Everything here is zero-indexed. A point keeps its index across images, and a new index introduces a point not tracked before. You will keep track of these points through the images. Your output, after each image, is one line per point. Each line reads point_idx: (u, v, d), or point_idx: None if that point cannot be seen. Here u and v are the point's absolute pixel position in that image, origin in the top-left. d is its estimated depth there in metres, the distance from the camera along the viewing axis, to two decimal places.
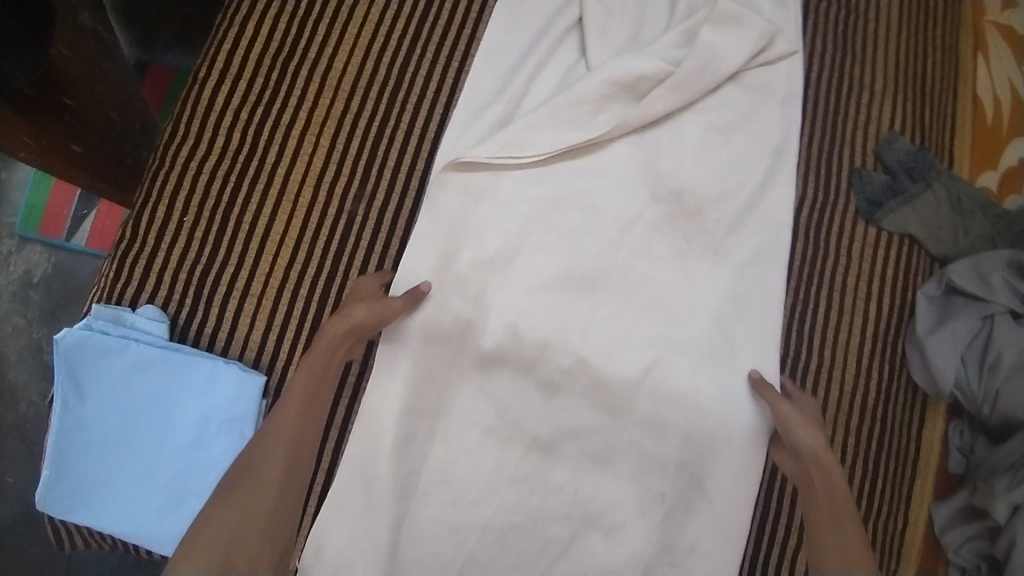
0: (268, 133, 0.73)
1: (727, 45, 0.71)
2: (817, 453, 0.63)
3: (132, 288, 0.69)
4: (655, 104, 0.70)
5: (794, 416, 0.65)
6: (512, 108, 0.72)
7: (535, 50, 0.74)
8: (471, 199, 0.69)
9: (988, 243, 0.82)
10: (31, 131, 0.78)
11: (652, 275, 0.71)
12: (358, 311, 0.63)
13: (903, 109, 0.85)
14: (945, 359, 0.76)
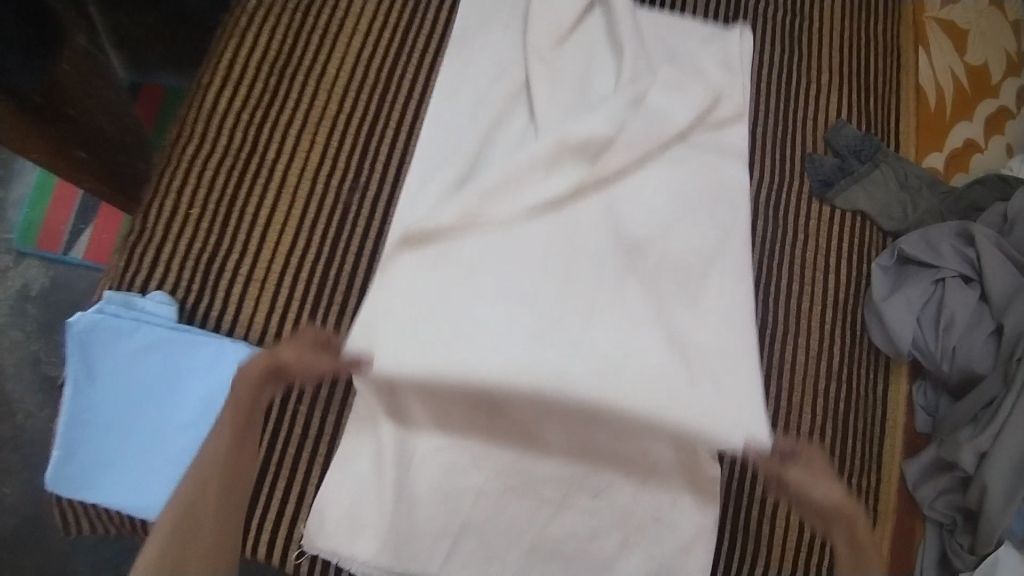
0: (268, 131, 0.79)
1: (675, 111, 0.67)
2: (839, 514, 0.58)
3: (142, 276, 0.73)
4: (613, 159, 0.63)
5: (810, 480, 0.59)
6: (470, 166, 0.64)
7: (484, 108, 0.69)
8: (428, 266, 0.60)
9: (936, 217, 0.89)
10: (42, 133, 0.83)
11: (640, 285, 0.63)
12: (286, 349, 0.61)
13: (848, 97, 0.94)
14: (903, 322, 0.81)
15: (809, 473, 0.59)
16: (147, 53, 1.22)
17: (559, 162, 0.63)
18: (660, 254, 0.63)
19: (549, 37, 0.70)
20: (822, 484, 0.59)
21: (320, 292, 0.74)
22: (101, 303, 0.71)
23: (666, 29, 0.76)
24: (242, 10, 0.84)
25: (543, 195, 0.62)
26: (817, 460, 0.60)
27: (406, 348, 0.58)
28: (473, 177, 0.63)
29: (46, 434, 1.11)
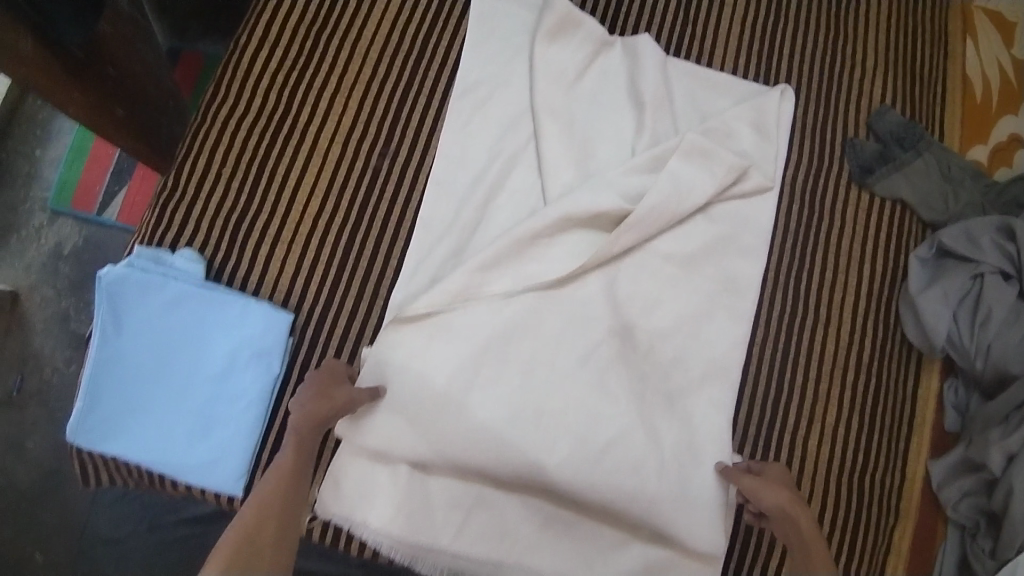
0: (302, 96, 0.78)
1: (695, 179, 0.76)
2: (791, 511, 0.65)
3: (172, 233, 0.74)
4: (625, 236, 0.73)
5: (773, 478, 0.68)
6: (467, 237, 0.74)
7: (502, 149, 0.77)
8: (425, 336, 0.71)
9: (978, 210, 0.86)
10: (81, 90, 0.84)
11: (640, 317, 0.74)
12: (341, 391, 0.66)
13: (893, 82, 0.90)
14: (938, 315, 0.78)
15: (771, 475, 0.69)
16: (186, 23, 1.22)
17: (555, 236, 0.74)
18: (633, 323, 0.74)
19: (560, 81, 0.79)
20: (778, 486, 0.67)
21: (346, 257, 0.74)
22: (130, 258, 0.71)
23: (698, 91, 0.83)
24: None
25: (538, 274, 0.73)
26: (782, 477, 0.69)
27: (427, 377, 0.70)
28: (471, 249, 0.73)
29: (72, 389, 1.14)
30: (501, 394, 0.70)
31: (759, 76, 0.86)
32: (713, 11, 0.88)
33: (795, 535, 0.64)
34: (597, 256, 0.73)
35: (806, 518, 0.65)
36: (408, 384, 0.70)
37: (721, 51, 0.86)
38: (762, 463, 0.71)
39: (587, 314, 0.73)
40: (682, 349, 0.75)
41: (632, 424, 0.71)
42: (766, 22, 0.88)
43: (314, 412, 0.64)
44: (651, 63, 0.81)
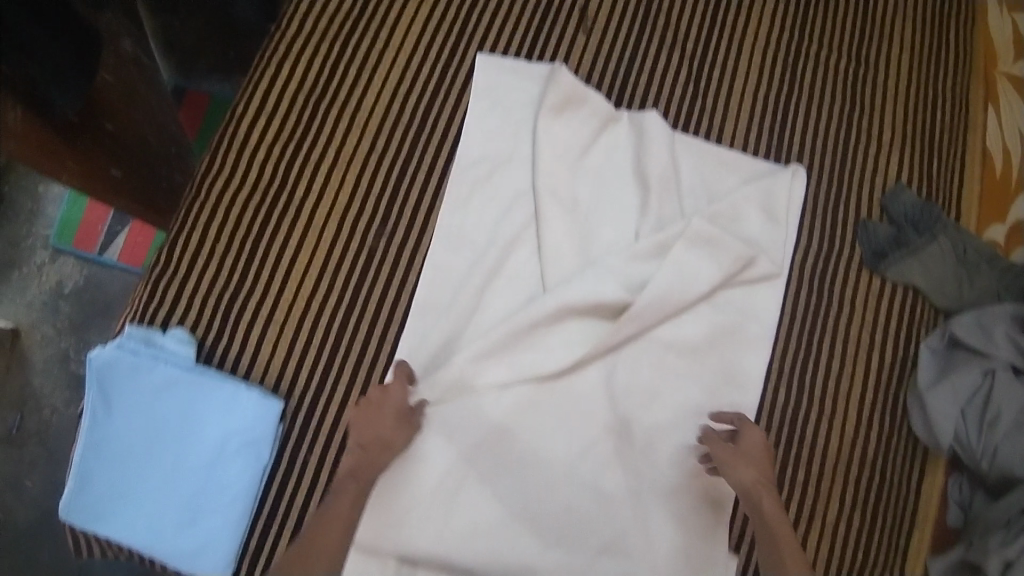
0: (299, 169, 0.76)
1: (699, 266, 0.74)
2: (760, 496, 0.67)
3: (164, 310, 0.72)
4: (626, 326, 0.72)
5: (753, 453, 0.69)
6: (463, 323, 0.72)
7: (501, 234, 0.75)
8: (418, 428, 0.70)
9: (993, 297, 0.83)
10: (73, 155, 0.82)
11: (639, 411, 0.73)
12: (399, 436, 0.67)
13: (911, 158, 0.87)
14: (945, 413, 0.77)
15: (750, 446, 0.69)
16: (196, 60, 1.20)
17: (554, 323, 0.72)
18: (631, 416, 0.73)
19: (565, 159, 0.77)
20: (752, 465, 0.68)
21: (337, 342, 0.72)
22: (122, 337, 0.70)
23: (707, 168, 0.80)
24: (281, 32, 0.79)
25: (537, 366, 0.71)
26: (761, 452, 0.69)
27: (424, 469, 0.69)
28: (467, 337, 0.71)
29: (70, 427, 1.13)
30: (500, 489, 0.70)
31: (771, 152, 0.83)
32: (725, 81, 0.85)
33: (760, 520, 0.67)
34: (595, 348, 0.71)
35: (771, 502, 0.67)
36: (408, 470, 0.69)
37: (732, 125, 0.84)
38: (744, 424, 0.70)
39: (585, 406, 0.72)
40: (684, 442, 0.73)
41: (628, 525, 0.70)
42: (778, 94, 0.85)
43: (366, 455, 0.66)
44: (658, 142, 0.78)
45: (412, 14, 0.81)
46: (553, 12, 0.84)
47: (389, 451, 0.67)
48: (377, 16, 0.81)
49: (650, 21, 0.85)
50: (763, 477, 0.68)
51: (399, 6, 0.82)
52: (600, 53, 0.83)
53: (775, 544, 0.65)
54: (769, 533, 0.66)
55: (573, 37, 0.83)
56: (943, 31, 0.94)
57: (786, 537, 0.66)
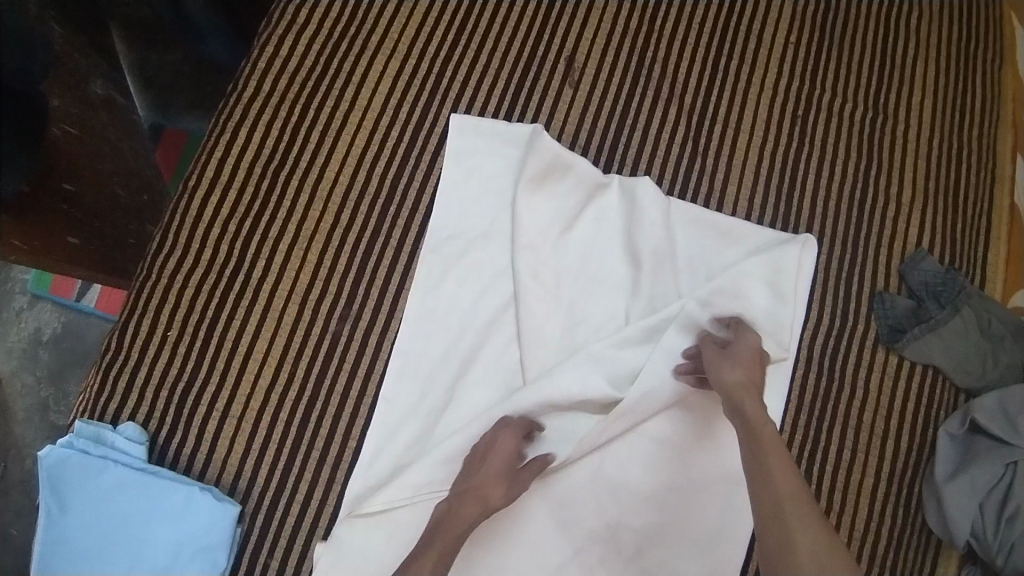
0: (256, 247, 0.70)
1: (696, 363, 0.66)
2: (739, 390, 0.61)
3: (115, 404, 0.68)
4: (609, 426, 0.64)
5: (742, 352, 0.64)
6: (433, 422, 0.67)
7: (478, 318, 0.69)
8: (385, 534, 0.64)
9: (1019, 375, 0.74)
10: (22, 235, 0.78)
11: (627, 514, 0.66)
12: (496, 491, 0.61)
13: (933, 219, 0.79)
14: (961, 508, 0.69)
15: (738, 346, 0.65)
16: (173, 96, 1.04)
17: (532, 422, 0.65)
18: (618, 520, 0.66)
19: (546, 233, 0.70)
20: (739, 366, 0.63)
21: (298, 439, 0.67)
22: (71, 436, 0.67)
23: (705, 239, 0.73)
24: (238, 95, 0.74)
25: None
26: (754, 360, 0.64)
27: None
28: (438, 436, 0.66)
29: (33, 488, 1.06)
30: None
31: (777, 217, 0.76)
32: (726, 138, 0.77)
33: (739, 417, 0.60)
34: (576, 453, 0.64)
35: (754, 404, 0.60)
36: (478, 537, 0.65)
37: (734, 187, 0.76)
38: (739, 326, 0.67)
39: (569, 509, 0.66)
40: (679, 539, 0.66)
41: None
42: (786, 150, 0.78)
43: (460, 502, 0.61)
44: (652, 214, 0.71)
45: (380, 71, 0.75)
46: (536, 66, 0.77)
47: (484, 504, 0.61)
48: (341, 74, 0.75)
49: (644, 73, 0.78)
50: (748, 376, 0.62)
51: (365, 62, 0.75)
52: (588, 111, 0.76)
53: (752, 437, 0.58)
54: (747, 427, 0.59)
55: (559, 92, 0.76)
56: (969, 73, 0.85)
57: (768, 434, 0.58)
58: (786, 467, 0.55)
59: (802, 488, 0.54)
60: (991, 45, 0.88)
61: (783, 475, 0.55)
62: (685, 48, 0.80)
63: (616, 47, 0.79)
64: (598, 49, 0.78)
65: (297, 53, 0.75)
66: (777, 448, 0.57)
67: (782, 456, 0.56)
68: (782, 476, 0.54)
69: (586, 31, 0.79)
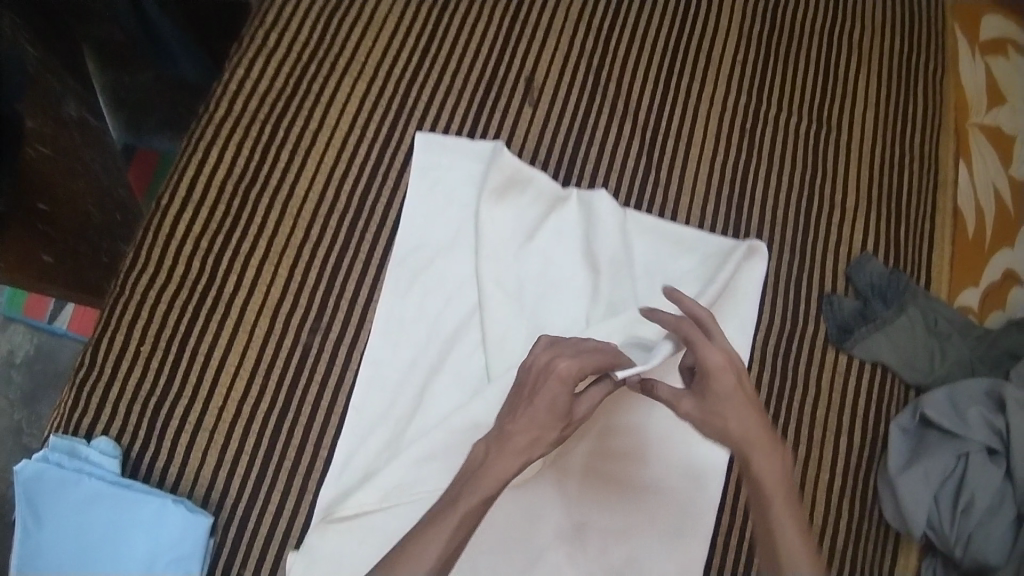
0: (227, 262, 0.72)
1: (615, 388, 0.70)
2: (744, 448, 0.58)
3: (89, 418, 0.69)
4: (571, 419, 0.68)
5: (729, 387, 0.59)
6: (402, 429, 0.68)
7: (444, 327, 0.72)
8: (355, 540, 0.65)
9: (966, 370, 0.79)
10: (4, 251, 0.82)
11: (593, 507, 0.69)
12: (552, 431, 0.56)
13: (878, 224, 0.83)
14: (917, 500, 0.71)
15: (716, 387, 0.59)
16: (144, 114, 1.07)
17: None
18: (583, 513, 0.69)
19: (508, 244, 0.73)
20: (728, 418, 0.58)
21: (270, 449, 0.68)
22: (46, 451, 0.68)
23: (661, 247, 0.76)
24: (209, 116, 0.76)
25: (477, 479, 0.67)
26: (736, 394, 0.59)
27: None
28: (406, 442, 0.67)
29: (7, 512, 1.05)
30: None
31: (730, 225, 0.79)
32: (680, 152, 0.81)
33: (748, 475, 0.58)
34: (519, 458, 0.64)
35: (761, 459, 0.58)
36: None
37: (687, 197, 0.79)
38: (700, 351, 0.59)
39: (535, 508, 0.68)
40: (650, 525, 0.69)
41: None
42: (737, 161, 0.81)
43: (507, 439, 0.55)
44: (609, 223, 0.74)
45: (348, 91, 0.78)
46: (497, 85, 0.80)
47: (535, 446, 0.55)
48: (310, 94, 0.77)
49: (600, 90, 0.82)
50: (750, 418, 0.58)
51: (333, 82, 0.78)
52: (547, 127, 0.79)
53: (762, 495, 0.57)
54: (758, 488, 0.57)
55: (520, 110, 0.80)
56: (910, 85, 0.90)
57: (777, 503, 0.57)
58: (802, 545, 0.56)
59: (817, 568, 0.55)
60: (932, 58, 0.93)
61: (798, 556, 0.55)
62: (640, 68, 0.83)
63: (573, 66, 0.82)
64: (556, 68, 0.82)
65: (267, 76, 0.77)
66: (787, 493, 0.58)
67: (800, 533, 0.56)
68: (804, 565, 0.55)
69: (545, 51, 0.82)
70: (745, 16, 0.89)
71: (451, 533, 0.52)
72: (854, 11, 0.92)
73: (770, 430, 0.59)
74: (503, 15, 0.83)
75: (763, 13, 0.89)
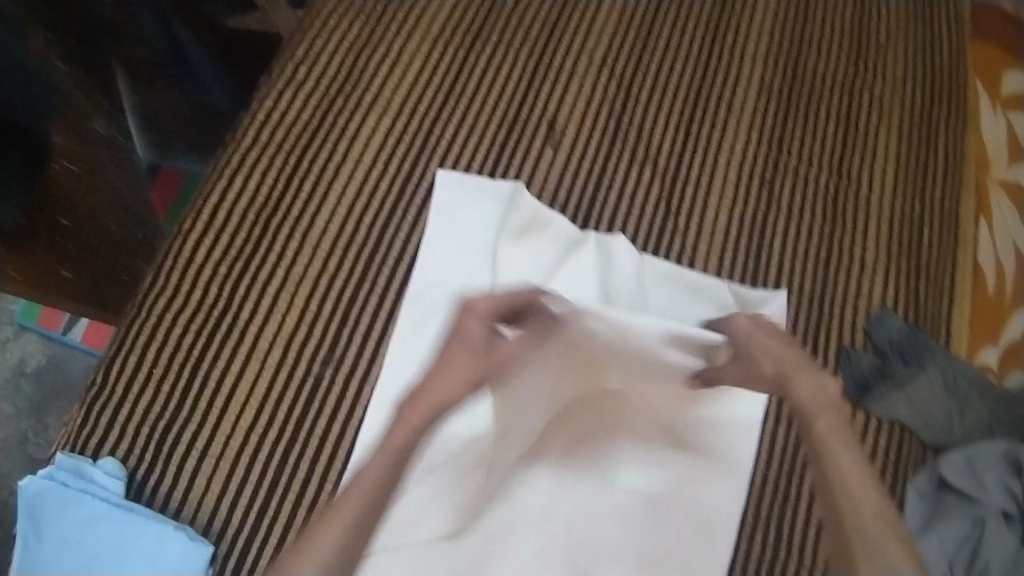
0: (245, 290, 0.72)
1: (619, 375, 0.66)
2: (787, 376, 0.64)
3: (95, 440, 0.68)
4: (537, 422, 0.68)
5: (762, 340, 0.65)
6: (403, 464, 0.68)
7: None
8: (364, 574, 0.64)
9: (983, 432, 0.77)
10: (19, 266, 0.83)
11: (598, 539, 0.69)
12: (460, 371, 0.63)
13: (897, 280, 0.82)
14: (934, 565, 0.70)
15: (751, 341, 0.65)
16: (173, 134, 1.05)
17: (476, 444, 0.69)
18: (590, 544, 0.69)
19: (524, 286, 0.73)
20: (768, 357, 0.64)
21: (274, 482, 0.67)
22: (52, 468, 0.68)
23: (676, 295, 0.76)
24: (236, 144, 0.77)
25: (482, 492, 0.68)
26: (769, 336, 0.66)
27: None
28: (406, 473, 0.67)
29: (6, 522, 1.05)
30: None
31: (747, 274, 0.79)
32: (698, 199, 0.81)
33: (791, 399, 0.64)
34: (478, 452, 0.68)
35: (800, 384, 0.63)
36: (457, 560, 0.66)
37: (705, 245, 0.79)
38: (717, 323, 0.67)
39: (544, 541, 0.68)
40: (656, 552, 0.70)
41: None
42: (756, 210, 0.81)
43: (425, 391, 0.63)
44: (625, 271, 0.74)
45: (373, 127, 0.79)
46: (519, 126, 0.81)
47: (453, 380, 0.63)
48: (335, 128, 0.78)
49: (622, 134, 0.82)
50: (786, 353, 0.65)
51: (358, 118, 0.79)
52: (568, 169, 0.80)
53: (806, 416, 0.63)
54: (801, 411, 0.63)
55: (541, 151, 0.80)
56: (932, 141, 0.90)
57: (823, 423, 0.62)
58: (852, 459, 0.61)
59: (868, 478, 0.60)
60: (955, 113, 0.93)
61: (849, 466, 0.60)
62: (660, 114, 0.84)
63: (595, 109, 0.83)
64: (579, 110, 0.83)
65: (295, 107, 0.79)
66: (829, 412, 0.63)
67: (850, 451, 0.61)
68: (854, 473, 0.60)
69: (568, 93, 0.83)
70: (766, 66, 0.89)
71: (345, 519, 0.57)
72: (876, 65, 0.92)
73: (801, 359, 0.65)
74: (527, 57, 0.84)
75: (784, 63, 0.90)
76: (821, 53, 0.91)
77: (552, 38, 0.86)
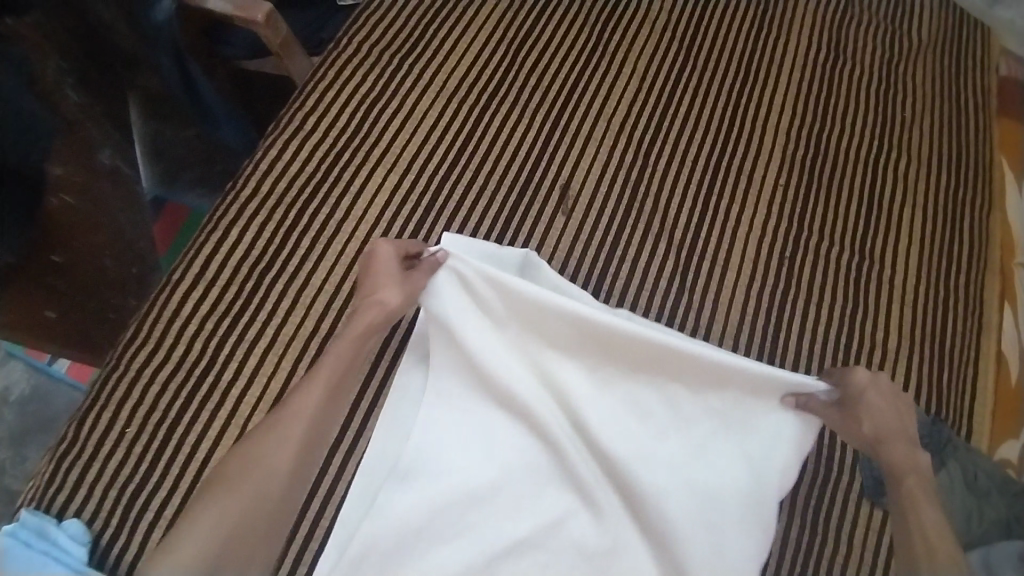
0: (230, 349, 0.69)
1: (572, 337, 0.66)
2: (890, 438, 0.63)
3: (62, 496, 0.64)
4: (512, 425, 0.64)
5: (875, 400, 0.64)
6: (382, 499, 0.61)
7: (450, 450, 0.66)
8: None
9: None
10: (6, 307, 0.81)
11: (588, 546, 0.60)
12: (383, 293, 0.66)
13: (920, 369, 0.78)
14: None
15: (869, 398, 0.64)
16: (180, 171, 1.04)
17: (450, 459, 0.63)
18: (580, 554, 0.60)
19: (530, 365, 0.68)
20: (874, 418, 0.64)
21: None
22: (13, 527, 0.61)
23: None
24: (235, 194, 0.75)
25: (471, 475, 0.62)
26: (885, 399, 0.65)
27: None
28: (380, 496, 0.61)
29: None
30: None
31: (763, 357, 0.75)
32: (714, 274, 0.78)
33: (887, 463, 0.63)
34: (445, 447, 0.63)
35: (899, 445, 0.63)
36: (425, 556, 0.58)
37: (719, 325, 0.75)
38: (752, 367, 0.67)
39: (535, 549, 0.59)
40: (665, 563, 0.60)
41: None
42: (773, 289, 0.78)
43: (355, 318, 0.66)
44: None
45: (378, 183, 0.77)
46: (531, 190, 0.78)
47: (381, 308, 0.65)
48: (339, 182, 0.76)
49: (636, 202, 0.80)
50: (895, 415, 0.64)
51: (364, 172, 0.77)
52: (580, 235, 0.77)
53: (897, 474, 0.62)
54: (894, 470, 0.62)
55: (551, 217, 0.77)
56: (957, 223, 0.87)
57: (914, 480, 0.61)
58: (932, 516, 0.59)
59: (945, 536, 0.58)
60: (980, 195, 0.89)
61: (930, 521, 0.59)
62: (677, 183, 0.82)
63: (610, 176, 0.81)
64: (594, 177, 0.80)
65: (299, 160, 0.77)
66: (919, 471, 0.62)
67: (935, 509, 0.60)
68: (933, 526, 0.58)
69: (583, 158, 0.81)
70: (789, 140, 0.87)
71: (292, 428, 0.59)
72: (901, 144, 0.90)
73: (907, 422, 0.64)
74: (544, 120, 0.83)
75: (807, 137, 0.88)
76: (845, 128, 0.89)
77: (571, 102, 0.85)
